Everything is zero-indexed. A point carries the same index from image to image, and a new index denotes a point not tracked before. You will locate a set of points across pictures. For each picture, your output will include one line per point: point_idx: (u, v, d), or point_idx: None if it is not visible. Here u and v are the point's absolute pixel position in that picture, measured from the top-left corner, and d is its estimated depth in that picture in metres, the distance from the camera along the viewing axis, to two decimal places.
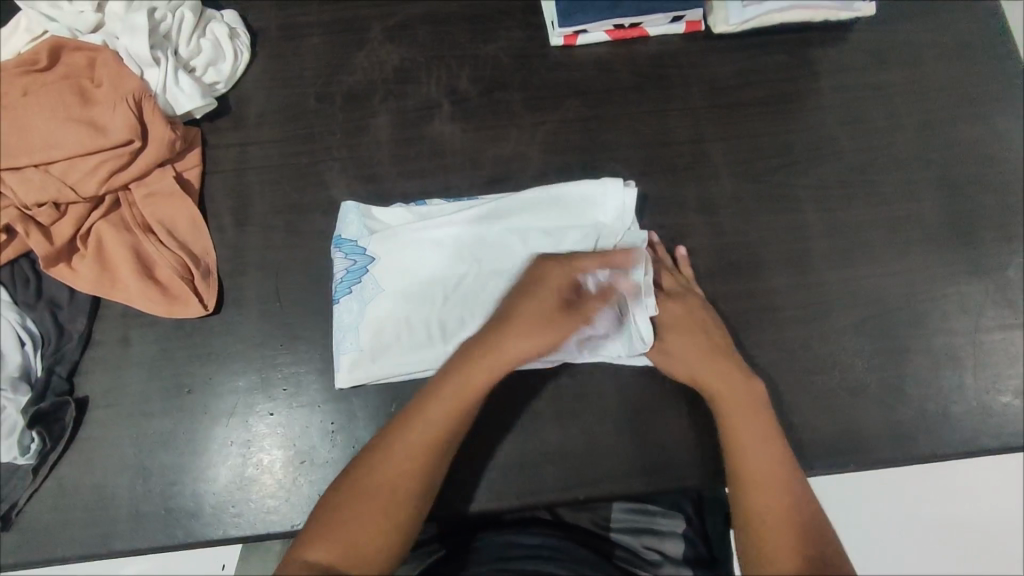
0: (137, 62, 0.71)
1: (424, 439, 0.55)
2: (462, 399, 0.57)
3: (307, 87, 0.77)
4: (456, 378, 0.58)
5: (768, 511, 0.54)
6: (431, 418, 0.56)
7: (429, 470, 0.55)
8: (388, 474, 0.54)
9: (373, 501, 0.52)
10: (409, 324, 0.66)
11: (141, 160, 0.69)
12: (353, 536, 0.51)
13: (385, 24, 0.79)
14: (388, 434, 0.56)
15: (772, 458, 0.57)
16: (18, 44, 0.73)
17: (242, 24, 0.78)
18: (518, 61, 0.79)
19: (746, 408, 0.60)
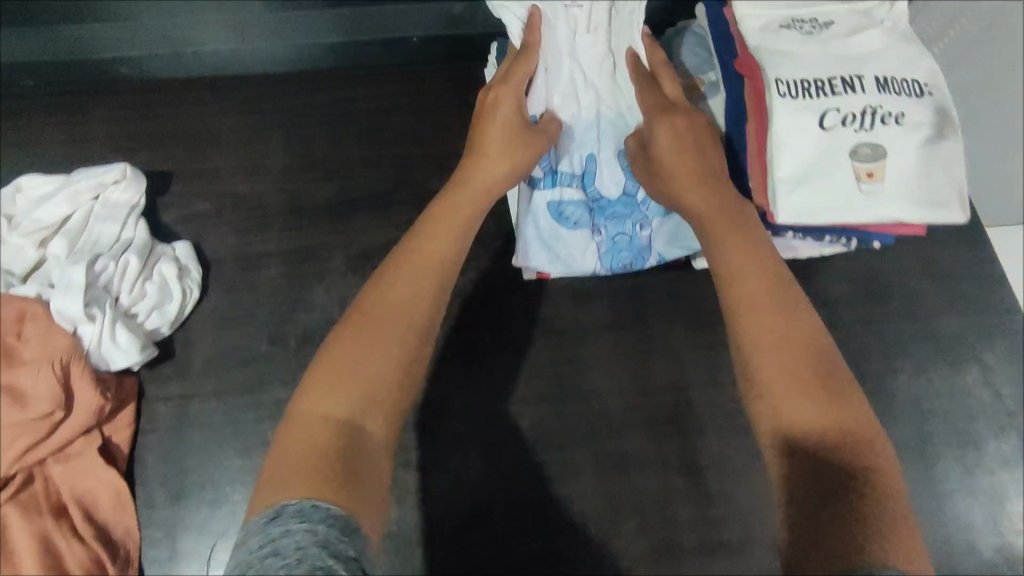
0: (69, 318, 0.64)
1: (423, 259, 0.56)
2: (444, 254, 0.58)
3: (260, 325, 0.72)
4: (462, 207, 0.62)
5: (769, 354, 0.48)
6: (439, 247, 0.58)
7: (450, 246, 0.58)
8: (423, 253, 0.57)
9: (381, 335, 0.51)
10: (534, 44, 0.68)
11: (62, 431, 0.62)
12: (364, 391, 0.48)
13: (348, 253, 0.76)
14: (402, 255, 0.57)
15: (793, 315, 0.50)
16: None
17: (194, 257, 0.73)
18: (488, 293, 0.74)
19: (747, 245, 0.54)
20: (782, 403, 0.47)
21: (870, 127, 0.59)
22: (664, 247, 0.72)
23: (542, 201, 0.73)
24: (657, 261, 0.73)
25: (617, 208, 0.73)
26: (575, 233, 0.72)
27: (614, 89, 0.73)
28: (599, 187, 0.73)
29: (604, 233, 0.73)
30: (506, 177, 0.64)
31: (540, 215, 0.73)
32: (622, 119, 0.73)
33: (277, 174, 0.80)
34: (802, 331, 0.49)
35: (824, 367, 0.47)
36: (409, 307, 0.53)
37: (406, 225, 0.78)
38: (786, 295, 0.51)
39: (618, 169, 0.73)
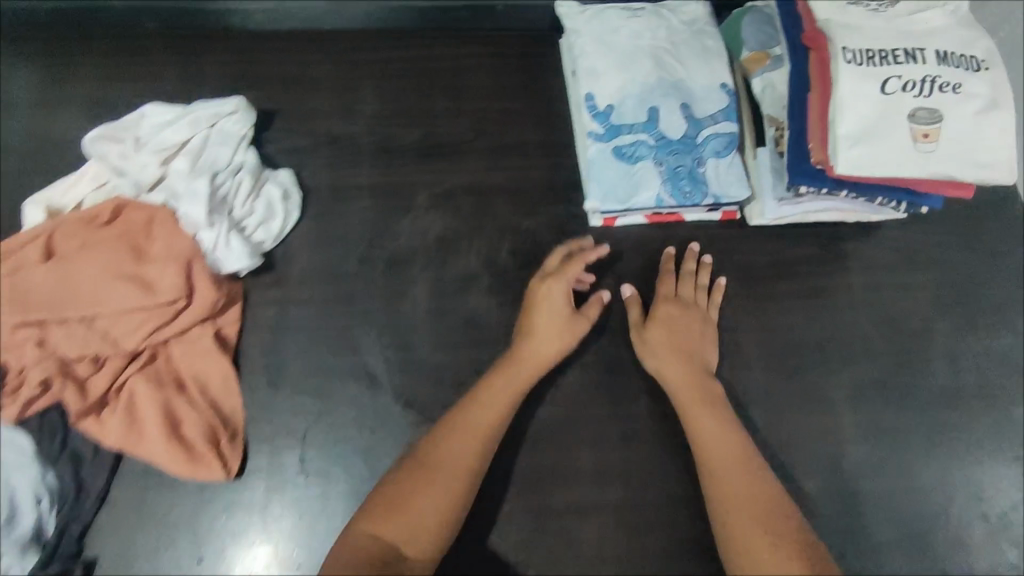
0: (192, 223, 0.73)
1: (474, 436, 0.65)
2: (499, 415, 0.67)
3: (352, 247, 0.79)
4: (527, 367, 0.70)
5: (744, 529, 0.59)
6: (496, 412, 0.67)
7: (476, 456, 0.64)
8: (445, 487, 0.62)
9: (440, 486, 0.62)
10: (599, 32, 0.86)
11: (185, 317, 0.71)
12: (405, 533, 0.59)
13: (433, 191, 0.83)
14: (452, 424, 0.66)
15: (752, 481, 0.62)
16: (83, 192, 0.78)
17: (295, 183, 0.81)
18: (556, 236, 0.82)
19: (736, 455, 0.64)
20: (747, 541, 0.59)
21: (927, 93, 0.65)
22: (718, 185, 0.78)
23: (608, 147, 0.81)
24: (712, 199, 0.78)
25: (677, 147, 0.79)
26: (636, 169, 0.79)
27: (674, 60, 0.83)
28: (663, 131, 0.80)
29: (665, 164, 0.79)
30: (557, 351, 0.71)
31: (606, 158, 0.80)
32: (681, 85, 0.82)
33: (369, 117, 0.87)
34: (760, 480, 0.63)
35: (788, 527, 0.59)
36: (443, 508, 0.61)
37: (485, 171, 0.85)
38: (764, 503, 0.61)
39: (680, 119, 0.80)
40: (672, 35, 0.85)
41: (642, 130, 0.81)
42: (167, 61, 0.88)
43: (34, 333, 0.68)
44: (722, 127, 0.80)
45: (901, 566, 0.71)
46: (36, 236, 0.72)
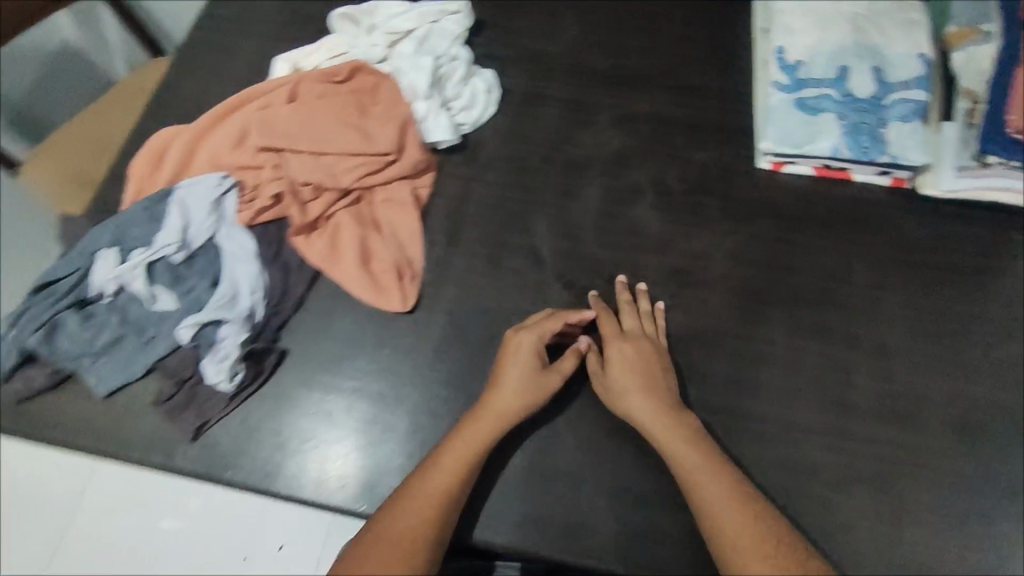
0: (412, 95, 0.84)
1: (449, 477, 0.65)
2: (467, 458, 0.66)
3: (536, 147, 0.88)
4: (484, 417, 0.69)
5: (746, 559, 0.59)
6: (455, 467, 0.65)
7: (451, 490, 0.64)
8: (421, 495, 0.64)
9: (410, 529, 0.61)
10: None
11: (392, 168, 0.81)
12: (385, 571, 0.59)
13: (616, 112, 0.91)
14: (405, 494, 0.64)
15: (731, 495, 0.62)
16: (321, 58, 0.91)
17: (496, 83, 0.91)
18: (723, 171, 0.87)
19: (722, 484, 0.63)
20: (748, 562, 0.58)
21: None
22: (897, 146, 0.80)
23: (792, 98, 0.85)
24: (889, 159, 0.80)
25: (863, 105, 0.82)
26: (817, 119, 0.83)
27: (872, 27, 0.86)
28: (851, 89, 0.83)
29: (847, 119, 0.82)
30: (530, 395, 0.70)
31: (789, 106, 0.84)
32: (875, 49, 0.85)
33: (566, 41, 0.96)
34: (751, 509, 0.62)
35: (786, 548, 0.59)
36: (427, 514, 0.62)
37: (663, 104, 0.91)
38: (758, 522, 0.61)
39: (870, 80, 0.83)
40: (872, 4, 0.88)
41: (828, 86, 0.84)
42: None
43: (273, 158, 0.81)
44: (912, 93, 0.82)
45: None
46: (281, 86, 0.85)
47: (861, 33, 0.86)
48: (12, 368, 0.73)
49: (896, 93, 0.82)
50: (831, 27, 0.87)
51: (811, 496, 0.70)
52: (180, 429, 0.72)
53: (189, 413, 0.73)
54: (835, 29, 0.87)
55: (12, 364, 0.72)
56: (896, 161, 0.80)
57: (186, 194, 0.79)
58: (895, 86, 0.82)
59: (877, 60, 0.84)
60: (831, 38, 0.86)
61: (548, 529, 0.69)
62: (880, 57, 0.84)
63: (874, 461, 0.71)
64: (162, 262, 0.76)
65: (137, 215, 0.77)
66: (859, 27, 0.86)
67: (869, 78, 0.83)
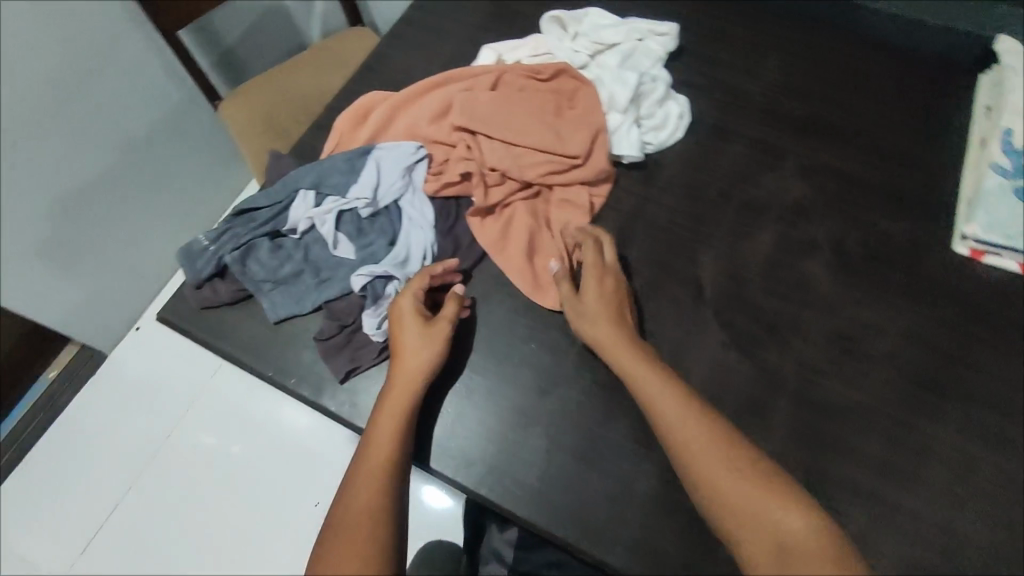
0: (609, 106, 0.86)
1: (380, 463, 0.66)
2: (391, 441, 0.68)
3: (715, 181, 0.87)
4: (397, 369, 0.72)
5: (752, 506, 0.60)
6: (385, 447, 0.67)
7: (399, 443, 0.68)
8: (379, 455, 0.67)
9: (375, 481, 0.65)
10: None
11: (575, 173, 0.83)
12: (358, 526, 0.63)
13: (804, 163, 0.88)
14: (360, 475, 0.66)
15: (724, 454, 0.63)
16: (524, 54, 0.94)
17: (688, 109, 0.90)
18: (912, 245, 0.82)
19: (696, 434, 0.64)
20: (744, 511, 0.60)
21: None
22: None
23: (1011, 185, 0.79)
24: None
25: None
26: None
27: None
28: None
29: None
30: (435, 354, 0.72)
31: (1005, 194, 0.79)
32: None
33: (764, 82, 0.94)
34: (722, 450, 0.63)
35: (769, 490, 0.61)
36: (381, 470, 0.66)
37: (856, 164, 0.87)
38: (732, 467, 0.62)
39: None
40: None
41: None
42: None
43: (467, 139, 0.85)
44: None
45: None
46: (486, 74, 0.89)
47: None
48: (206, 276, 0.80)
49: None
50: None
51: None
52: (332, 369, 0.76)
53: (345, 354, 0.76)
54: None
55: (207, 272, 0.79)
56: None
57: (382, 155, 0.84)
58: None
59: None
60: None
61: (661, 563, 0.67)
62: None
63: None
64: (351, 212, 0.82)
65: (339, 164, 0.83)
66: None
67: None
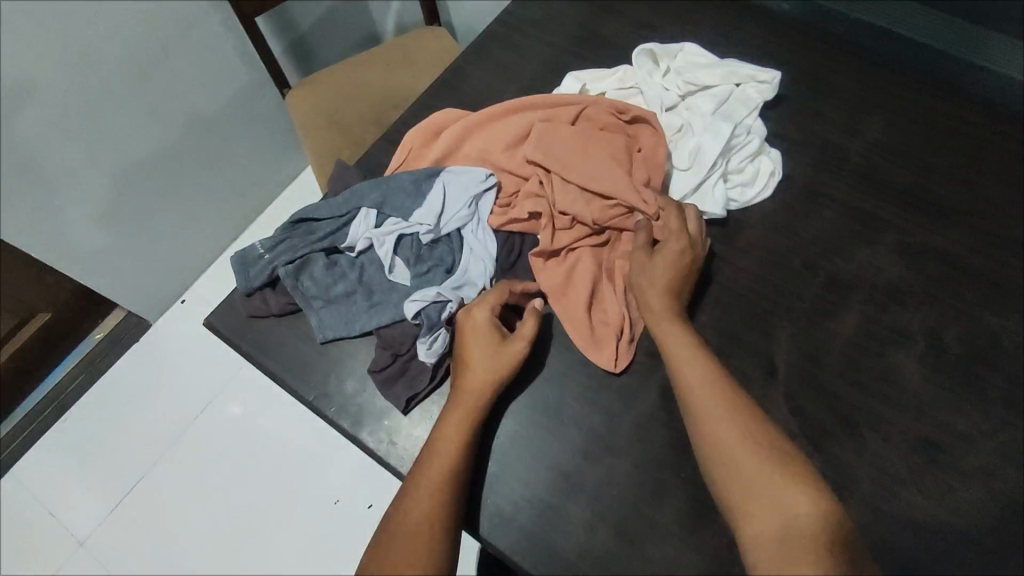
0: (698, 155, 0.80)
1: (441, 478, 0.66)
2: (455, 458, 0.67)
3: (802, 248, 0.81)
4: (467, 380, 0.70)
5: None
6: (446, 462, 0.66)
7: (459, 459, 0.67)
8: (438, 470, 0.66)
9: (431, 497, 0.65)
10: None
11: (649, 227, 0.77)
12: (413, 542, 0.64)
13: (903, 239, 0.81)
14: (418, 484, 0.66)
15: (787, 512, 0.60)
16: (610, 87, 0.89)
17: (780, 166, 0.84)
18: (1016, 349, 0.74)
19: (761, 487, 0.61)
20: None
21: None
22: None
23: None
24: None
25: None
26: None
27: None
28: None
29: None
30: (502, 368, 0.70)
31: None
32: None
33: (868, 144, 0.87)
34: (786, 507, 0.60)
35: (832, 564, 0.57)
36: (439, 485, 0.66)
37: (963, 248, 0.80)
38: (797, 529, 0.59)
39: None
40: None
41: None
42: (715, 21, 0.97)
43: (539, 175, 0.80)
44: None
45: None
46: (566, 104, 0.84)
47: None
48: (258, 286, 0.77)
49: None
50: None
51: None
52: (391, 401, 0.73)
53: (400, 385, 0.73)
54: None
55: (260, 282, 0.76)
56: None
57: (448, 179, 0.81)
58: None
59: None
60: None
61: None
62: None
63: None
64: (412, 236, 0.78)
65: (405, 185, 0.79)
66: None
67: None
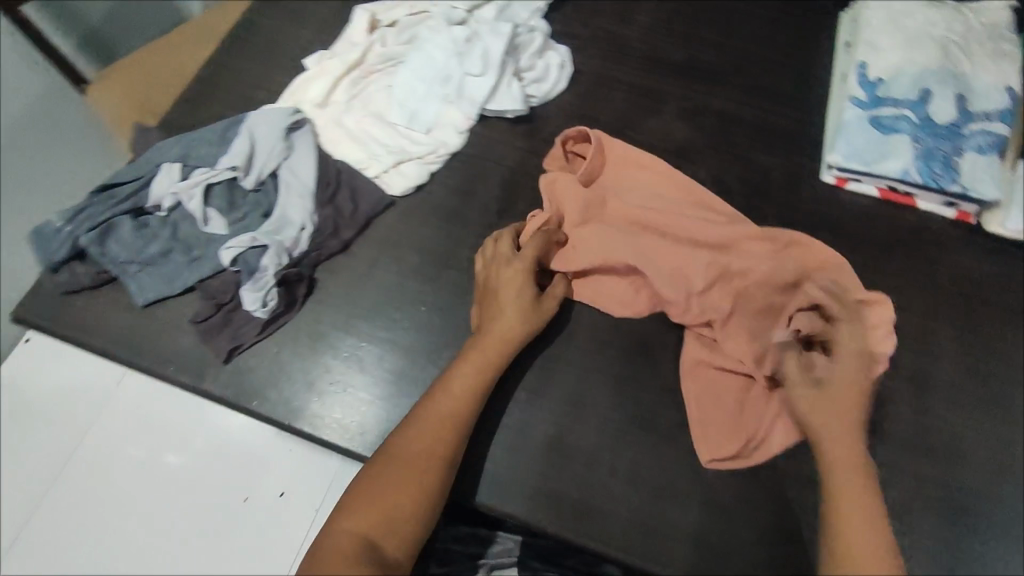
0: (488, 58, 0.84)
1: (444, 425, 0.64)
2: (463, 408, 0.65)
3: (599, 128, 0.87)
4: (489, 346, 0.68)
5: (849, 517, 0.57)
6: (458, 402, 0.65)
7: (471, 402, 0.66)
8: (445, 409, 0.65)
9: (433, 433, 0.63)
10: (887, 17, 0.88)
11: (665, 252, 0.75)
12: (406, 475, 0.61)
13: (684, 106, 0.89)
14: (424, 416, 0.64)
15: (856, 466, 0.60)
16: (401, 12, 0.91)
17: (570, 59, 0.90)
18: (785, 178, 0.85)
19: (850, 457, 0.60)
20: (847, 519, 0.57)
21: None
22: (970, 179, 0.78)
23: (864, 116, 0.83)
24: (960, 190, 0.78)
25: (941, 131, 0.80)
26: (891, 140, 0.81)
27: (959, 57, 0.84)
28: (931, 115, 0.81)
29: (922, 143, 0.80)
30: (525, 323, 0.69)
31: (859, 123, 0.83)
32: (961, 79, 0.82)
33: (645, 27, 0.94)
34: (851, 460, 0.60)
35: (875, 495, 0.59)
36: (445, 425, 0.64)
37: (735, 104, 0.90)
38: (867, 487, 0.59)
39: (952, 107, 0.81)
40: (965, 34, 0.85)
41: (908, 107, 0.82)
42: None
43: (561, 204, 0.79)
44: (994, 126, 0.80)
45: None
46: (646, 167, 0.83)
47: (948, 60, 0.83)
48: (61, 260, 0.74)
49: (977, 125, 0.80)
50: (916, 51, 0.85)
51: None
52: (213, 349, 0.74)
53: (225, 335, 0.74)
54: (920, 52, 0.84)
55: (61, 256, 0.74)
56: (967, 194, 0.78)
57: (256, 120, 0.80)
58: (977, 117, 0.80)
59: (961, 89, 0.82)
60: (914, 61, 0.84)
61: (558, 504, 0.69)
62: (963, 85, 0.82)
63: (895, 491, 0.70)
64: (220, 184, 0.77)
65: (207, 134, 0.79)
66: (948, 53, 0.84)
67: (952, 104, 0.81)
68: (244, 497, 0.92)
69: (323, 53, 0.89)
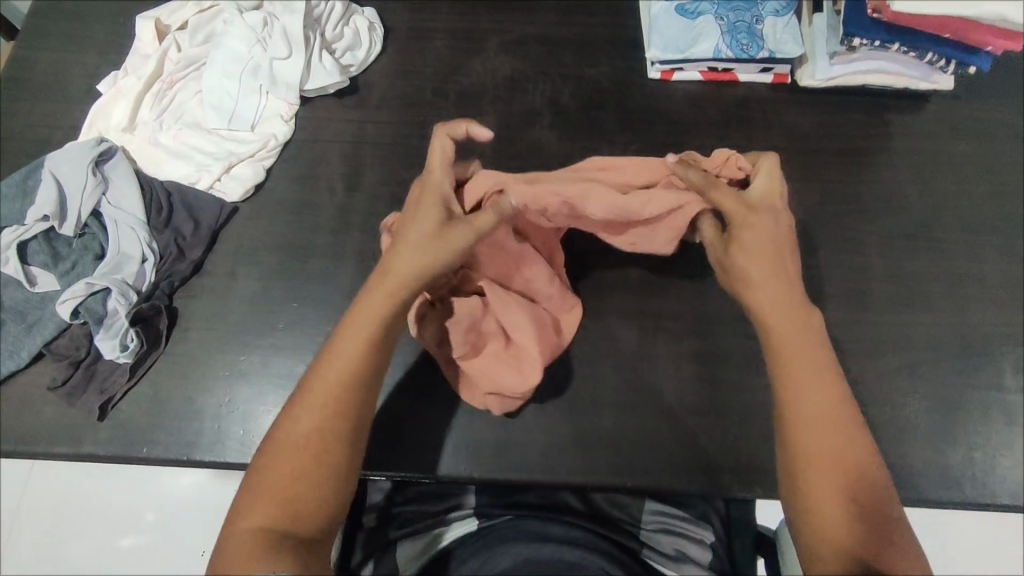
0: (290, 37, 0.80)
1: (341, 386, 0.54)
2: (353, 372, 0.55)
3: (426, 81, 0.86)
4: (378, 298, 0.58)
5: (822, 444, 0.54)
6: (353, 358, 0.55)
7: (369, 360, 0.56)
8: (337, 368, 0.55)
9: (332, 401, 0.54)
10: None
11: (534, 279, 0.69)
12: (301, 456, 0.52)
13: (503, 38, 0.89)
14: (317, 379, 0.55)
15: (835, 396, 0.56)
16: (187, 11, 0.84)
17: (378, 20, 0.88)
18: (615, 84, 0.87)
19: (822, 380, 0.57)
20: (820, 448, 0.54)
21: None
22: (774, 42, 0.83)
23: (669, 6, 0.85)
24: (768, 54, 0.83)
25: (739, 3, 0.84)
26: (699, 22, 0.84)
27: None
28: None
29: (725, 19, 0.83)
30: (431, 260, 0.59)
31: (667, 14, 0.85)
32: None
33: None
34: (832, 386, 0.57)
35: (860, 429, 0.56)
36: (345, 385, 0.55)
37: (552, 24, 0.90)
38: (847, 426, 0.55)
39: None
40: None
41: None
42: None
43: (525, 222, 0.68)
44: None
45: (926, 396, 0.74)
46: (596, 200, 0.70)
47: None
48: None
49: None
50: None
51: (733, 382, 0.73)
52: (84, 410, 0.69)
53: (90, 391, 0.69)
54: None
55: None
56: (774, 56, 0.83)
57: (58, 162, 0.73)
58: None
59: None
60: None
61: (480, 450, 0.71)
62: None
63: None
64: (36, 239, 0.71)
65: (10, 191, 0.73)
66: None
67: None
68: (201, 550, 0.90)
69: (114, 75, 0.82)
